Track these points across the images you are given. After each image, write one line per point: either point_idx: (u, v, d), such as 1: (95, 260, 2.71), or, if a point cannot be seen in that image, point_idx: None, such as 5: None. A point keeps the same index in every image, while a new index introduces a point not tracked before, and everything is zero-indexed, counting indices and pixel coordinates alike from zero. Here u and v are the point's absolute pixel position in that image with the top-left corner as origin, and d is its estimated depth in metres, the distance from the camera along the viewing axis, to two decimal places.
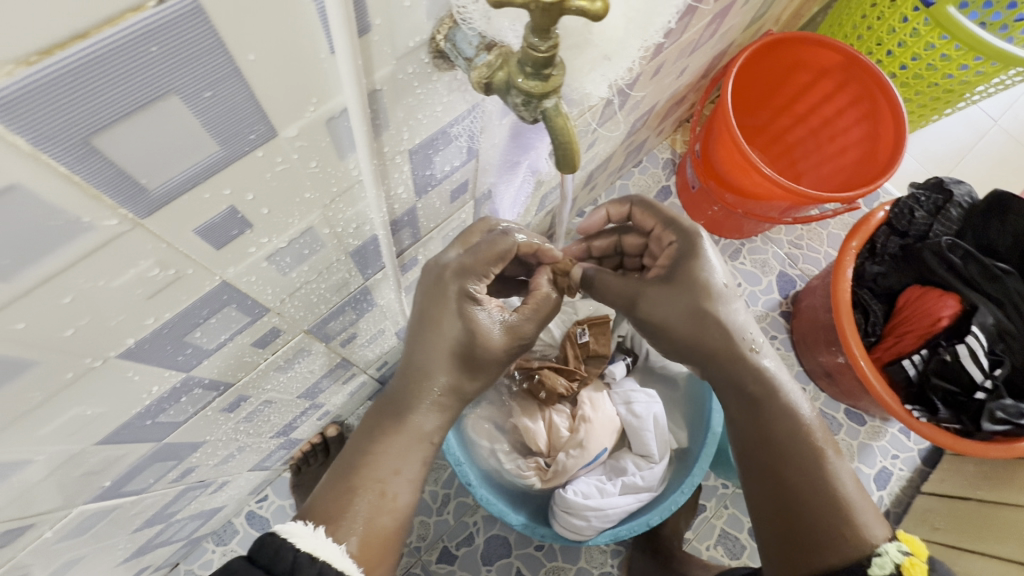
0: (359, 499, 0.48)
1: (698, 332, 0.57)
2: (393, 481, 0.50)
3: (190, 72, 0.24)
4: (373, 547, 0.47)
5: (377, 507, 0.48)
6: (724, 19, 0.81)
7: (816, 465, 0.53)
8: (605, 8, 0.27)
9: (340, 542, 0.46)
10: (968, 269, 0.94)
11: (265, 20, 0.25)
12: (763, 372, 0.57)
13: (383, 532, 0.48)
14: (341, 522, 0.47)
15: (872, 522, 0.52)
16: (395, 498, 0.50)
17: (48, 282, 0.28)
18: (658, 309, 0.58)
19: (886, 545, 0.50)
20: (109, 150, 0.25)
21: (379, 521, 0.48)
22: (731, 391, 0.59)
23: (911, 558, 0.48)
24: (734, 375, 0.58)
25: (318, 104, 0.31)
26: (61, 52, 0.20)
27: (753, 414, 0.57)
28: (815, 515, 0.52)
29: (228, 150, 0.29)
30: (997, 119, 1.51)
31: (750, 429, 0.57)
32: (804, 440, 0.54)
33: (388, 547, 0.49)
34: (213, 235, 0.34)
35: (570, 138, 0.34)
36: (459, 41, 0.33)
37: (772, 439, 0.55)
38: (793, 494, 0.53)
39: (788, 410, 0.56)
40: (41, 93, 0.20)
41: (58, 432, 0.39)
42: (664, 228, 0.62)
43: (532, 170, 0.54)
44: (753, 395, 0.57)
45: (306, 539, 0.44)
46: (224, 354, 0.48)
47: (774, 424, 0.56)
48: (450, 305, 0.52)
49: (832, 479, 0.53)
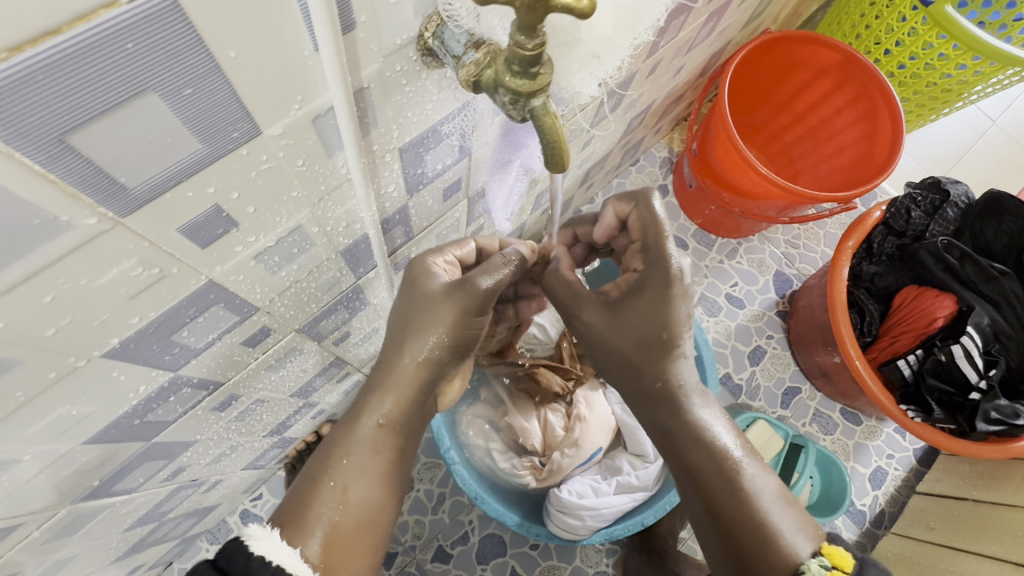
0: (312, 499, 0.49)
1: (632, 366, 0.59)
2: (342, 473, 0.50)
3: (168, 69, 0.24)
4: (337, 544, 0.48)
5: (333, 504, 0.49)
6: (720, 17, 0.81)
7: (737, 494, 0.54)
8: (592, 6, 0.27)
9: (297, 546, 0.46)
10: (964, 269, 0.95)
11: (245, 17, 0.24)
12: (682, 411, 0.59)
13: (345, 532, 0.49)
14: (296, 527, 0.47)
15: (797, 538, 0.52)
16: (347, 491, 0.50)
17: (27, 282, 0.27)
18: (595, 330, 0.60)
19: (809, 561, 0.51)
20: (86, 149, 0.24)
21: (337, 518, 0.49)
22: (656, 428, 0.61)
23: (832, 572, 0.49)
24: (662, 416, 0.60)
25: (303, 102, 0.31)
26: (33, 48, 0.20)
27: (675, 453, 0.59)
28: (746, 543, 0.53)
29: (211, 148, 0.29)
30: (995, 119, 1.51)
31: (677, 465, 0.59)
32: (729, 476, 0.55)
33: (356, 542, 0.49)
34: (198, 234, 0.34)
35: (559, 136, 0.33)
36: (447, 38, 0.33)
37: (694, 474, 0.57)
38: (720, 526, 0.55)
39: (704, 444, 0.57)
40: (10, 90, 0.20)
41: (44, 432, 0.39)
42: (642, 252, 0.58)
43: (525, 170, 0.53)
44: (671, 433, 0.59)
45: (262, 541, 0.45)
46: (213, 353, 0.48)
47: (697, 461, 0.57)
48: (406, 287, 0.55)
49: (756, 504, 0.54)
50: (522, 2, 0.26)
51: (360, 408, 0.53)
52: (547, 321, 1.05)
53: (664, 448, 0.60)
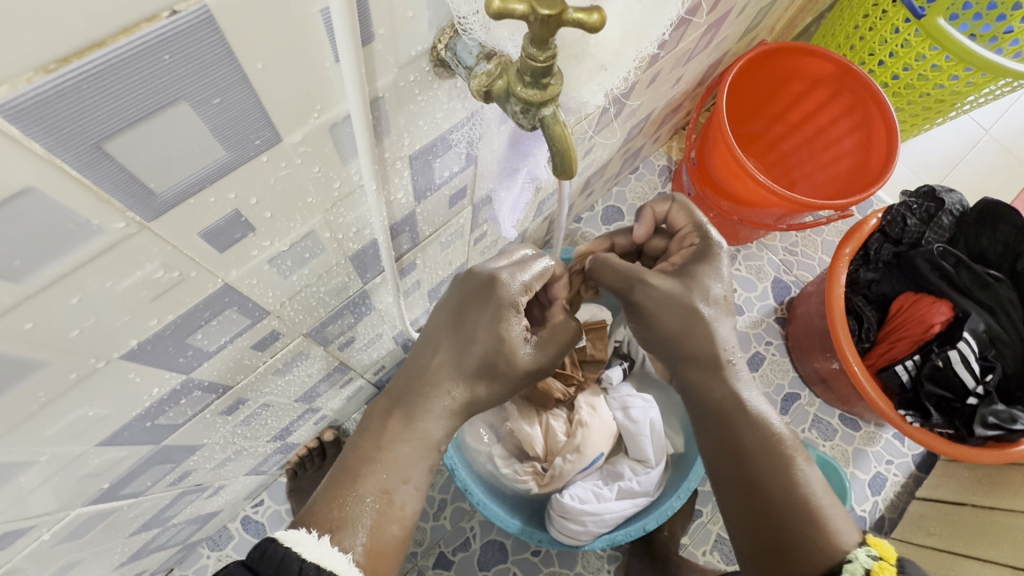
0: (361, 507, 0.47)
1: (687, 333, 0.57)
2: (399, 489, 0.48)
3: (200, 80, 0.25)
4: (381, 555, 0.46)
5: (382, 513, 0.47)
6: (719, 28, 0.83)
7: (790, 477, 0.54)
8: (602, 20, 0.28)
9: (345, 550, 0.45)
10: (959, 275, 0.96)
11: (272, 32, 0.25)
12: (731, 387, 0.57)
13: (390, 541, 0.47)
14: (345, 531, 0.45)
15: (843, 526, 0.53)
16: (403, 506, 0.48)
17: (58, 283, 0.28)
18: (658, 299, 0.58)
19: (856, 550, 0.51)
20: (120, 156, 0.25)
21: (385, 529, 0.47)
22: (707, 403, 0.58)
23: (881, 562, 0.49)
24: (708, 388, 0.58)
25: (322, 111, 0.32)
26: (79, 60, 0.21)
27: (724, 428, 0.56)
28: (791, 524, 0.52)
29: (235, 155, 0.30)
30: (988, 129, 1.54)
31: (726, 442, 0.56)
32: (778, 453, 0.54)
33: (396, 553, 0.48)
34: (218, 239, 0.35)
35: (568, 144, 0.35)
36: (460, 50, 0.34)
37: (743, 452, 0.55)
38: (767, 507, 0.53)
39: (760, 422, 0.56)
40: (54, 100, 0.21)
41: (62, 433, 0.40)
42: (693, 231, 0.62)
43: (532, 178, 0.54)
44: (722, 409, 0.57)
45: (312, 548, 0.43)
46: (224, 356, 0.48)
47: (747, 437, 0.55)
48: (484, 321, 0.51)
49: (805, 487, 0.53)
50: (536, 15, 0.27)
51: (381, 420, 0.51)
52: None
53: (699, 421, 0.59)
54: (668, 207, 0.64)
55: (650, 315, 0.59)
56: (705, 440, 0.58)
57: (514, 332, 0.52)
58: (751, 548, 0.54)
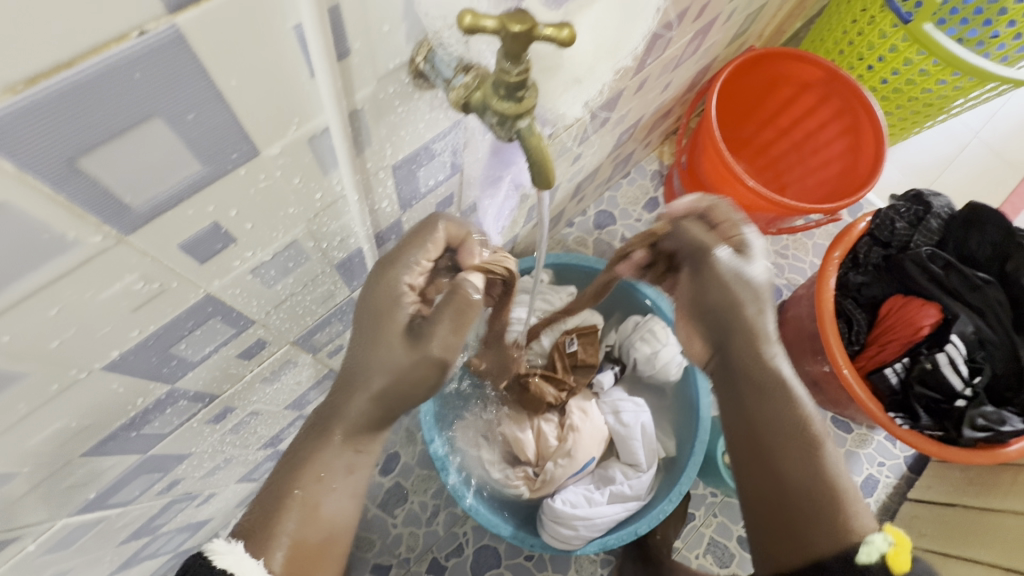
0: (280, 512, 0.48)
1: (734, 308, 0.59)
2: (314, 489, 0.49)
3: (172, 97, 0.25)
4: (302, 556, 0.48)
5: (301, 519, 0.48)
6: (706, 35, 0.83)
7: (817, 459, 0.53)
8: (572, 36, 0.29)
9: (259, 557, 0.46)
10: (949, 279, 0.98)
11: (244, 49, 0.26)
12: (774, 364, 0.57)
13: (309, 542, 0.49)
14: (263, 542, 0.47)
15: (864, 513, 0.52)
16: (319, 507, 0.49)
17: (35, 295, 0.29)
18: (715, 267, 0.60)
19: (872, 536, 0.50)
20: (93, 172, 0.25)
21: (304, 532, 0.48)
22: (741, 375, 0.58)
23: (895, 548, 0.48)
24: (746, 362, 0.58)
25: (300, 124, 0.32)
26: (47, 80, 0.21)
27: (756, 402, 0.57)
28: (812, 503, 0.52)
29: (211, 168, 0.30)
30: (977, 131, 1.55)
31: (756, 416, 0.56)
32: (806, 433, 0.54)
33: (320, 552, 0.49)
34: (198, 250, 0.35)
35: (544, 156, 0.35)
36: (437, 63, 0.35)
37: (772, 429, 0.55)
38: (790, 484, 0.53)
39: (796, 401, 0.56)
40: (24, 119, 0.21)
41: (45, 444, 0.40)
42: (731, 225, 0.62)
43: (515, 185, 0.57)
44: (757, 383, 0.57)
45: (225, 555, 0.45)
46: (209, 365, 0.48)
47: (777, 413, 0.55)
48: (384, 289, 0.50)
49: (831, 469, 0.53)
50: (507, 31, 0.27)
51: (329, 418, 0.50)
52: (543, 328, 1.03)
53: (731, 393, 0.59)
54: (708, 204, 0.64)
55: (703, 280, 0.61)
56: (733, 412, 0.59)
57: (401, 294, 0.50)
58: (766, 520, 0.55)
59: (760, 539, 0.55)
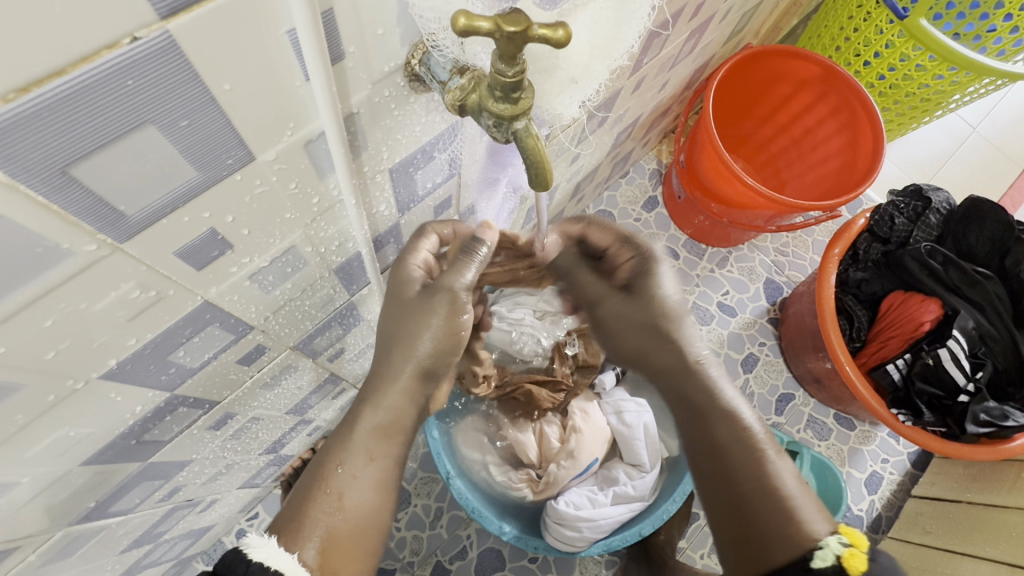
0: (308, 505, 0.50)
1: (648, 348, 0.62)
2: (339, 480, 0.51)
3: (166, 102, 0.25)
4: (332, 549, 0.49)
5: (329, 511, 0.50)
6: (702, 33, 0.83)
7: (762, 467, 0.56)
8: (568, 35, 0.28)
9: (294, 551, 0.47)
10: (947, 273, 0.96)
11: (236, 55, 0.26)
12: (707, 381, 0.60)
13: (341, 537, 0.50)
14: (295, 536, 0.48)
15: (815, 517, 0.54)
16: (343, 498, 0.51)
17: (31, 306, 0.28)
18: (615, 317, 0.63)
19: (828, 538, 0.52)
20: (86, 180, 0.25)
21: (334, 525, 0.50)
22: (679, 402, 0.61)
23: (850, 549, 0.50)
24: (682, 388, 0.61)
25: (295, 129, 0.32)
26: (38, 89, 0.21)
27: (700, 423, 0.59)
28: (761, 511, 0.54)
29: (207, 175, 0.30)
30: (975, 126, 1.55)
31: (699, 438, 0.59)
32: (746, 444, 0.57)
33: (353, 548, 0.50)
34: (194, 257, 0.35)
35: (541, 157, 0.35)
36: (433, 64, 0.35)
37: (719, 445, 0.57)
38: (741, 496, 0.56)
39: (731, 415, 0.58)
40: (15, 129, 0.21)
41: (45, 453, 0.40)
42: (621, 246, 0.63)
43: (513, 187, 0.54)
44: (695, 404, 0.59)
45: (260, 548, 0.45)
46: (209, 372, 0.48)
47: (718, 430, 0.58)
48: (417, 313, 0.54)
49: (776, 477, 0.55)
50: (501, 32, 0.27)
51: (355, 413, 0.54)
52: (541, 332, 1.03)
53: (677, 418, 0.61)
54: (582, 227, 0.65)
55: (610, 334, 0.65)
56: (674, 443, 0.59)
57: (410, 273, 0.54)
58: (728, 536, 0.56)
59: (726, 562, 0.57)
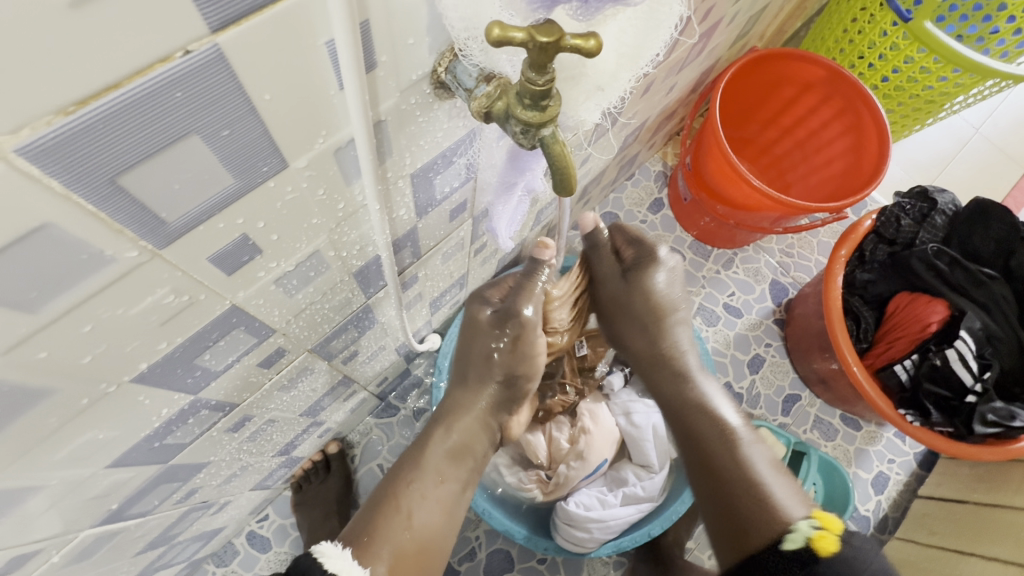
0: (379, 520, 0.57)
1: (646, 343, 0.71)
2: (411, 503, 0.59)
3: (210, 113, 0.26)
4: (400, 564, 0.55)
5: (398, 526, 0.57)
6: (710, 37, 0.84)
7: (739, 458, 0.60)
8: (598, 46, 0.29)
9: (366, 565, 0.53)
10: (954, 275, 0.97)
11: (278, 67, 0.26)
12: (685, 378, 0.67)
13: (407, 552, 0.56)
14: (366, 551, 0.54)
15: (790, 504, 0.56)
16: (411, 516, 0.58)
17: (72, 312, 0.29)
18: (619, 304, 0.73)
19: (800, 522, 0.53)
20: (133, 190, 0.26)
21: (402, 541, 0.57)
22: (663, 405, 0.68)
23: (820, 532, 0.51)
24: (662, 383, 0.69)
25: (327, 136, 0.33)
26: (95, 102, 0.21)
27: (681, 422, 0.65)
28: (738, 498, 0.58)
29: (242, 182, 0.31)
30: (978, 127, 1.56)
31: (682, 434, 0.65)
32: (725, 436, 0.62)
33: (417, 563, 0.57)
34: (226, 262, 0.35)
35: (567, 163, 0.35)
36: (459, 73, 0.35)
37: (698, 438, 0.63)
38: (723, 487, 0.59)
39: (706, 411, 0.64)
40: (72, 142, 0.22)
41: (73, 456, 0.40)
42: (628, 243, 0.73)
43: (528, 190, 0.53)
44: (675, 404, 0.66)
45: (335, 559, 0.51)
46: (230, 375, 0.49)
47: (696, 425, 0.64)
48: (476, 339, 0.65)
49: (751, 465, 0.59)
50: (535, 43, 0.28)
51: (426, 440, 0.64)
52: None
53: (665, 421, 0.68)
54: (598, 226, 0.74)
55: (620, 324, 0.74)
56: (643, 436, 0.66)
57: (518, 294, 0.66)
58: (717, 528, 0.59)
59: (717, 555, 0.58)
